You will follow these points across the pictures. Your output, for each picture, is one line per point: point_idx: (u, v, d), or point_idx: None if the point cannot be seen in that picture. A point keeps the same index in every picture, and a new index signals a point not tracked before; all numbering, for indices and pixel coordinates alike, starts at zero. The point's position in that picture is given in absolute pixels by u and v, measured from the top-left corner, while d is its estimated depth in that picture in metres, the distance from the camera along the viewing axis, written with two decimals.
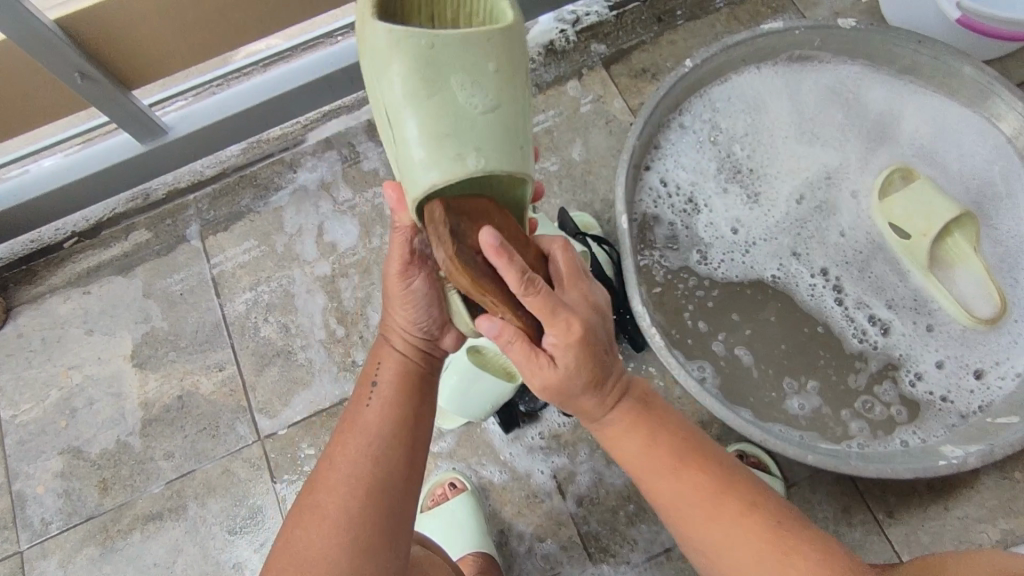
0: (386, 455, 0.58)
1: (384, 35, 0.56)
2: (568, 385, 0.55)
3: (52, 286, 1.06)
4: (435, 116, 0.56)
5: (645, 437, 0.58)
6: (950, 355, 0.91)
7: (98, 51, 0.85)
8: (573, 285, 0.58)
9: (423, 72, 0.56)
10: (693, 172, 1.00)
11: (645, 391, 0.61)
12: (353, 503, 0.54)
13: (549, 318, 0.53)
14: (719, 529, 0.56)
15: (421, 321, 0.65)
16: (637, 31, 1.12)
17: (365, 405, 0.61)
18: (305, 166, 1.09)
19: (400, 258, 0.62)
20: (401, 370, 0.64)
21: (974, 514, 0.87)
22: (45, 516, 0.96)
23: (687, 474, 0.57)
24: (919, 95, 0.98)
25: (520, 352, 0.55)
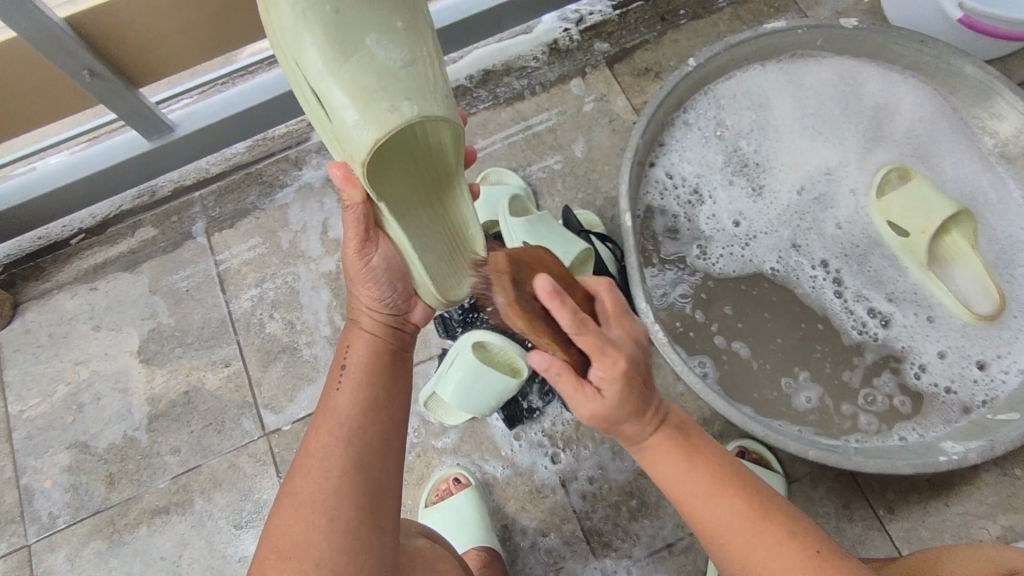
0: (361, 435, 0.57)
1: (288, 12, 0.59)
2: (614, 417, 0.54)
3: (59, 282, 1.07)
4: (351, 72, 0.57)
5: (685, 464, 0.56)
6: (951, 346, 0.91)
7: (106, 49, 0.86)
8: (619, 322, 0.59)
9: (332, 32, 0.58)
10: (698, 165, 1.01)
11: (683, 418, 0.58)
12: (330, 486, 0.53)
13: (596, 354, 0.53)
14: (761, 557, 0.52)
15: (391, 294, 0.64)
16: (640, 30, 1.13)
17: (336, 386, 0.60)
18: (310, 163, 1.10)
19: (355, 236, 0.60)
20: (370, 348, 0.63)
21: (974, 510, 0.88)
22: (53, 510, 0.97)
23: (725, 497, 0.54)
24: (920, 87, 0.98)
25: (568, 384, 0.54)
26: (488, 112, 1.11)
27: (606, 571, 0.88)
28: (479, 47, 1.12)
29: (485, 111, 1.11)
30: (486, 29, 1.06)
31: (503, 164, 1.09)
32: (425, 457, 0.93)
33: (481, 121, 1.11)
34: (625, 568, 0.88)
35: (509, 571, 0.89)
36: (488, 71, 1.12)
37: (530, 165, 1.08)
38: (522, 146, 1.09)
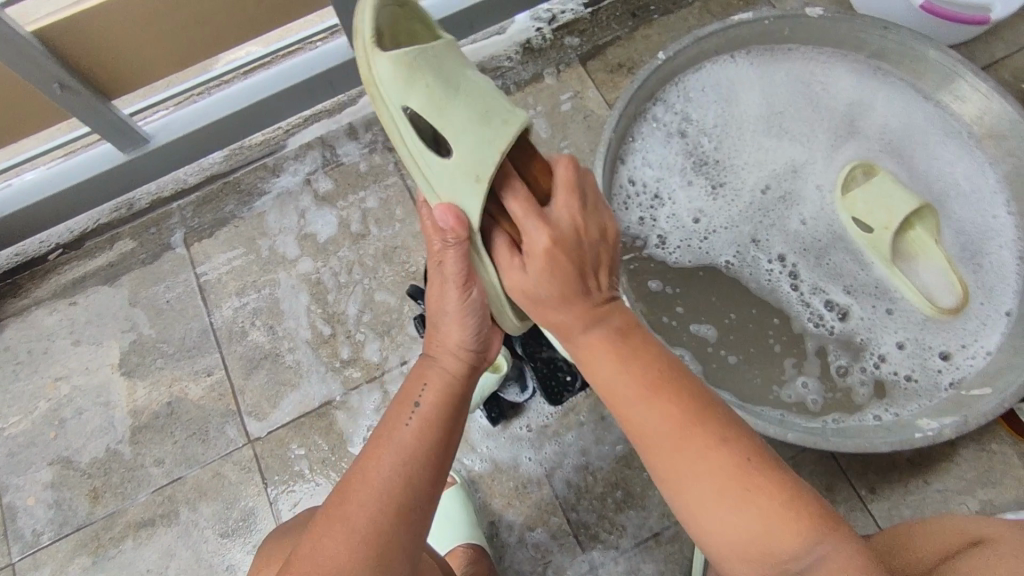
0: (418, 476, 0.55)
1: (389, 66, 0.60)
2: (537, 293, 0.56)
3: (37, 298, 1.06)
4: (460, 109, 0.60)
5: (620, 360, 0.54)
6: (909, 337, 0.93)
7: (77, 63, 0.86)
8: (566, 203, 0.56)
9: (442, 78, 0.61)
10: (659, 170, 1.02)
11: (630, 321, 0.57)
12: (381, 522, 0.52)
13: (523, 228, 0.55)
14: (692, 463, 0.50)
15: (475, 334, 0.62)
16: (612, 27, 1.14)
17: (405, 419, 0.58)
18: (287, 170, 1.09)
19: (459, 273, 0.59)
20: (445, 387, 0.61)
21: (952, 486, 0.89)
22: (36, 527, 0.96)
23: (659, 404, 0.51)
24: (889, 81, 1.00)
25: (503, 256, 0.59)
26: None
27: (594, 563, 0.88)
28: None
29: None
30: (457, 30, 1.07)
31: None
32: None
33: None
34: (613, 559, 0.88)
35: (497, 567, 0.89)
36: None
37: None
38: None
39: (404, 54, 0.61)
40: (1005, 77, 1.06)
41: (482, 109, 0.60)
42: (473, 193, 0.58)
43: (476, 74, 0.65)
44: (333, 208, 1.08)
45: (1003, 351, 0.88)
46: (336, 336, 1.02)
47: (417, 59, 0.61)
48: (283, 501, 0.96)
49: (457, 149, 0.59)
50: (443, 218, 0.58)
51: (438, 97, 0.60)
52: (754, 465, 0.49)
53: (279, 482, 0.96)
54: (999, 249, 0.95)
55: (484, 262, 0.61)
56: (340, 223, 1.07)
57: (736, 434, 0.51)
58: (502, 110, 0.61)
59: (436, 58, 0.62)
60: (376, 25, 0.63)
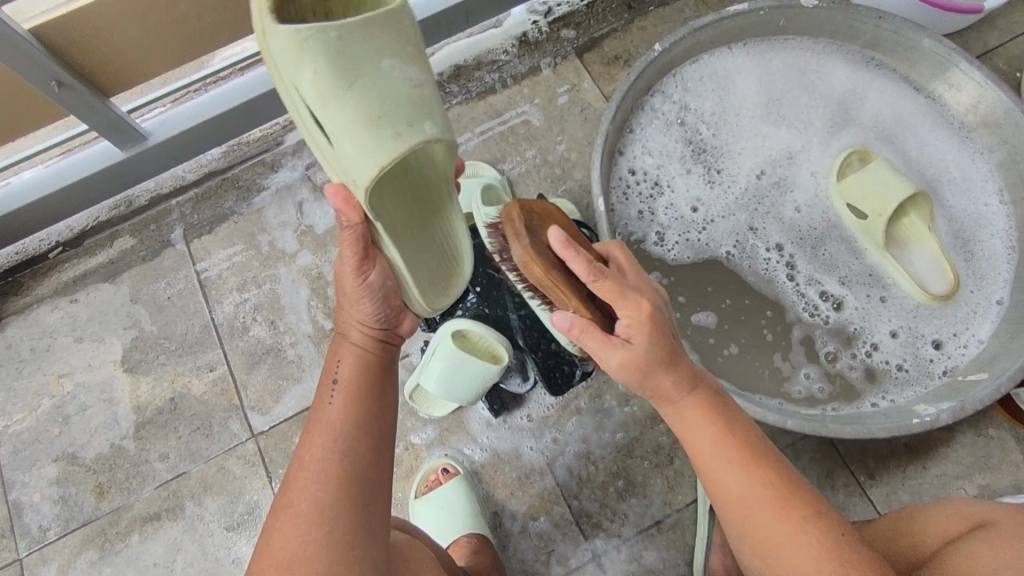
0: (353, 447, 0.58)
1: (284, 39, 0.55)
2: (644, 364, 0.56)
3: (39, 296, 1.06)
4: (357, 105, 0.56)
5: (720, 434, 0.57)
6: (902, 326, 0.94)
7: (76, 60, 0.85)
8: (636, 277, 0.60)
9: (344, 63, 0.56)
10: (657, 156, 1.02)
11: (717, 389, 0.60)
12: (325, 498, 0.55)
13: (619, 300, 0.55)
14: (790, 539, 0.55)
15: (382, 313, 0.65)
16: (608, 20, 1.14)
17: (328, 400, 0.60)
18: (286, 166, 1.10)
19: (355, 256, 0.60)
20: (361, 361, 0.63)
21: (950, 471, 0.91)
22: (43, 523, 0.97)
23: (755, 478, 0.56)
24: (883, 71, 1.01)
25: (596, 339, 0.56)
26: (462, 107, 1.12)
27: (596, 551, 0.89)
28: (449, 42, 1.10)
29: (459, 106, 1.12)
30: (453, 24, 1.07)
31: (479, 157, 1.10)
32: (413, 450, 0.94)
33: (455, 117, 1.11)
34: (615, 547, 0.89)
35: (501, 557, 0.90)
36: (459, 66, 1.11)
37: (505, 158, 1.09)
38: (497, 140, 1.10)
39: (304, 29, 0.55)
40: (999, 65, 1.07)
41: (384, 105, 0.56)
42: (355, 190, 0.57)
43: (405, 51, 0.59)
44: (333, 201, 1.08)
45: (996, 339, 0.90)
46: None
47: (315, 37, 0.55)
48: None
49: (342, 147, 0.56)
50: (331, 198, 0.57)
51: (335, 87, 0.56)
52: (841, 541, 0.54)
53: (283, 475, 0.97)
54: (991, 237, 0.96)
55: (384, 243, 0.62)
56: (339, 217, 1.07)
57: (822, 513, 0.56)
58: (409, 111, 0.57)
59: (350, 38, 0.57)
60: None
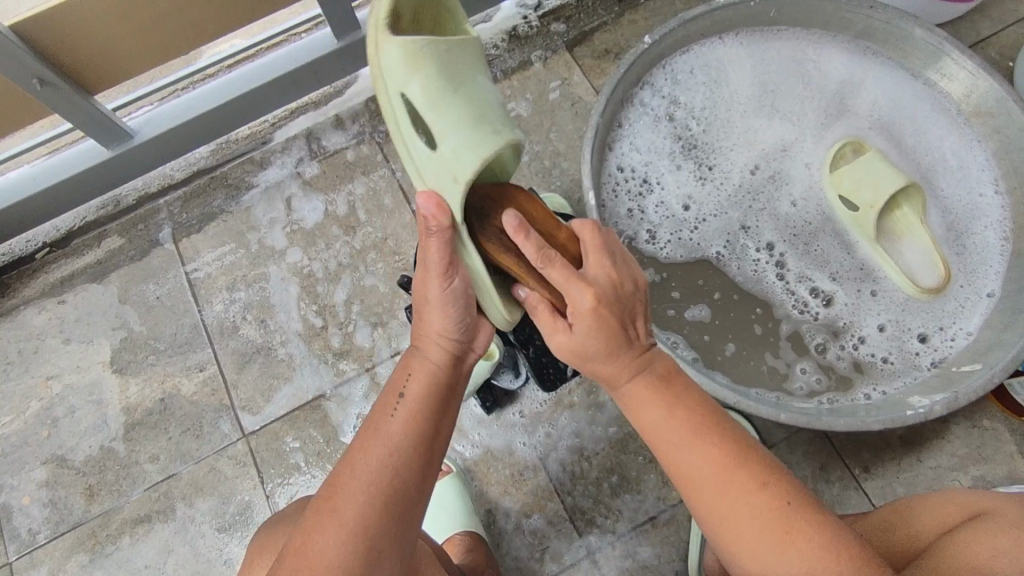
0: (407, 471, 0.55)
1: (399, 48, 0.58)
2: (584, 351, 0.57)
3: (25, 298, 1.05)
4: (456, 108, 0.58)
5: (666, 412, 0.57)
6: (891, 319, 0.94)
7: (58, 58, 0.84)
8: (598, 262, 0.57)
9: (445, 70, 0.59)
10: (647, 154, 1.01)
11: (671, 368, 0.59)
12: (369, 516, 0.53)
13: (564, 289, 0.55)
14: (734, 505, 0.54)
15: (463, 324, 0.61)
16: (599, 13, 1.13)
17: (390, 412, 0.57)
18: (275, 163, 1.09)
19: (439, 261, 0.58)
20: (430, 378, 0.60)
21: (944, 462, 0.90)
22: (32, 526, 0.96)
23: (700, 452, 0.55)
24: (879, 59, 1.00)
25: (544, 317, 0.58)
26: None
27: (591, 548, 0.89)
28: None
29: None
30: None
31: None
32: None
33: None
34: (610, 543, 0.89)
35: (495, 555, 0.89)
36: None
37: None
38: None
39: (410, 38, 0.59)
40: (992, 54, 1.06)
41: (479, 110, 0.59)
42: (451, 190, 0.58)
43: (485, 69, 0.64)
44: (322, 197, 1.07)
45: (986, 330, 0.89)
46: (328, 328, 1.02)
47: (425, 46, 0.59)
48: (280, 494, 0.96)
49: (441, 146, 0.58)
50: (425, 206, 0.57)
51: (434, 88, 0.58)
52: (795, 509, 0.54)
53: (275, 476, 0.97)
54: (984, 231, 0.95)
55: (467, 250, 0.60)
56: (328, 212, 1.06)
57: (774, 480, 0.55)
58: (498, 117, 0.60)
59: (451, 50, 0.60)
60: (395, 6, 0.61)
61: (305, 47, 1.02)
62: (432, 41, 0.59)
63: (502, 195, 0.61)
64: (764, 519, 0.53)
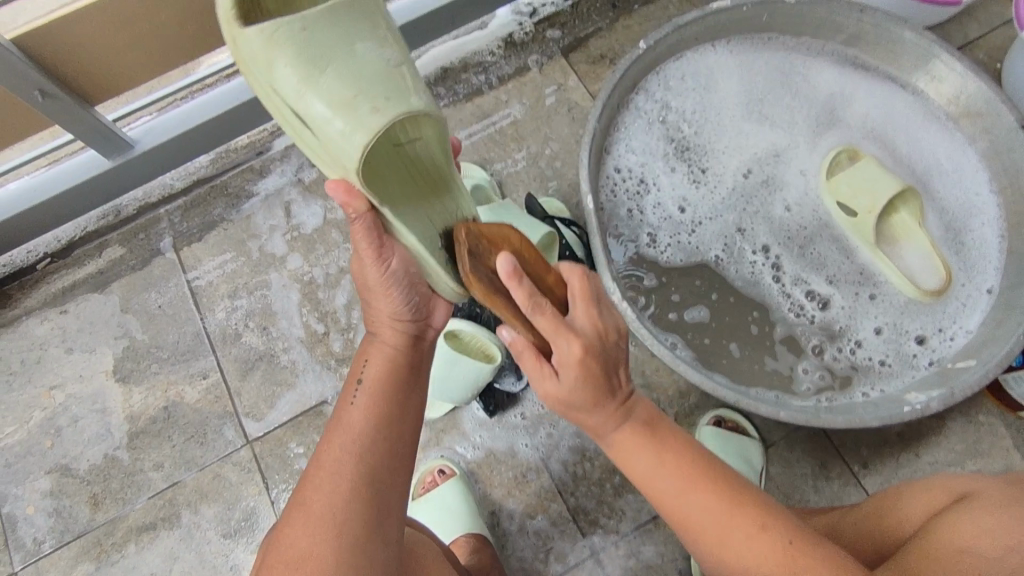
0: (371, 447, 0.57)
1: (257, 40, 0.57)
2: (571, 400, 0.57)
3: (28, 308, 1.05)
4: (332, 86, 0.57)
5: (657, 458, 0.59)
6: (888, 322, 0.95)
7: (58, 70, 0.85)
8: (586, 311, 0.57)
9: (309, 53, 0.57)
10: (643, 155, 1.03)
11: (653, 412, 0.61)
12: (339, 496, 0.53)
13: (554, 339, 0.54)
14: (740, 545, 0.56)
15: (412, 303, 0.64)
16: (593, 19, 1.14)
17: (351, 399, 0.60)
18: (274, 171, 1.09)
19: (370, 246, 0.60)
20: (388, 360, 0.63)
21: (941, 458, 0.92)
22: (37, 536, 0.97)
23: (695, 496, 0.58)
24: (864, 68, 1.02)
25: (529, 362, 0.57)
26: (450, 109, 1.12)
27: (594, 548, 0.90)
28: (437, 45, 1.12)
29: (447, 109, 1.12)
30: (439, 27, 1.07)
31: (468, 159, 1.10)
32: None
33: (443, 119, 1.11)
34: (613, 543, 0.90)
35: (499, 556, 0.90)
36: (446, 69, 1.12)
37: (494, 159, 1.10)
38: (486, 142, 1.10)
39: (271, 25, 0.57)
40: (979, 56, 1.08)
41: (353, 85, 0.57)
42: (347, 175, 0.58)
43: (373, 32, 0.61)
44: (320, 200, 1.08)
45: (983, 328, 0.91)
46: (330, 334, 1.02)
47: (280, 31, 0.57)
48: (284, 499, 0.96)
49: (329, 133, 0.57)
50: (335, 192, 0.57)
51: (305, 74, 0.57)
52: (793, 544, 0.55)
53: (279, 481, 0.97)
54: (981, 226, 0.97)
55: (399, 230, 0.61)
56: (327, 216, 1.07)
57: (773, 520, 0.57)
58: (379, 87, 0.57)
59: (316, 27, 0.58)
60: None
61: None
62: (297, 18, 0.57)
63: (493, 237, 0.61)
64: (773, 563, 0.55)
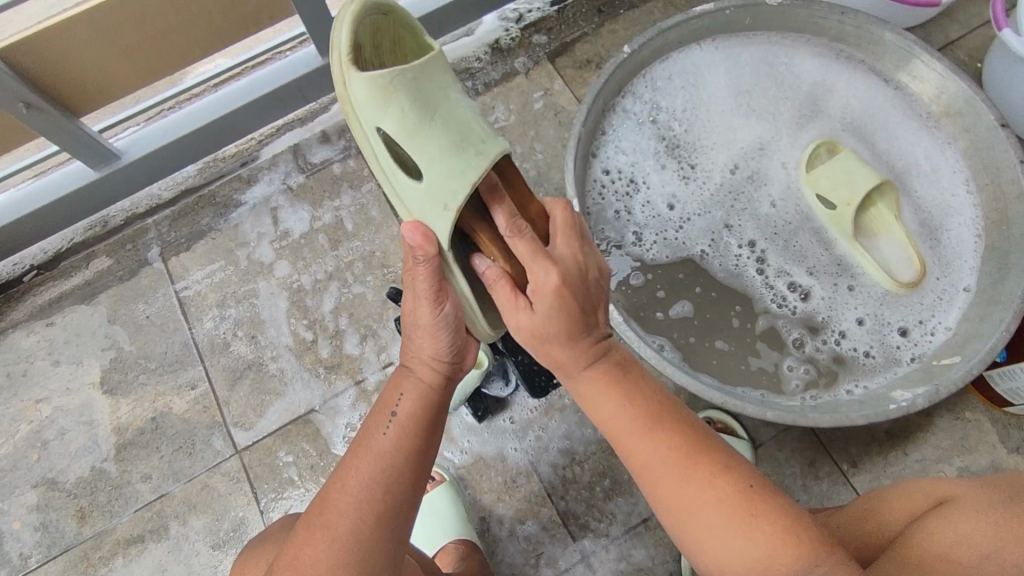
0: (404, 488, 0.55)
1: (364, 84, 0.63)
2: (545, 332, 0.57)
3: (14, 321, 1.05)
4: (427, 133, 0.62)
5: (625, 400, 0.57)
6: (869, 313, 0.96)
7: (41, 81, 0.84)
8: (566, 243, 0.60)
9: (411, 100, 0.63)
10: (632, 155, 1.03)
11: (624, 356, 0.61)
12: (366, 534, 0.53)
13: (530, 266, 0.56)
14: (696, 491, 0.55)
15: (452, 346, 0.61)
16: (579, 24, 1.15)
17: (384, 428, 0.58)
18: (261, 180, 1.09)
19: (429, 289, 0.59)
20: (426, 396, 0.60)
21: (929, 455, 0.92)
22: (24, 550, 0.96)
23: (660, 442, 0.56)
24: (850, 61, 1.03)
25: (503, 293, 0.58)
26: None
27: (585, 552, 0.89)
28: None
29: None
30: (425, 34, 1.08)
31: None
32: None
33: None
34: (604, 547, 0.89)
35: (489, 562, 0.90)
36: None
37: None
38: None
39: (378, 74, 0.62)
40: (960, 56, 1.09)
41: (450, 132, 0.62)
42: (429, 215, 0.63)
43: (461, 92, 0.66)
44: (306, 206, 1.08)
45: (963, 325, 0.91)
46: (319, 342, 1.02)
47: (388, 79, 0.62)
48: (274, 509, 0.96)
49: (420, 174, 0.62)
50: (410, 235, 0.60)
51: (405, 119, 0.62)
52: (753, 489, 0.55)
53: (269, 491, 0.97)
54: (959, 226, 0.97)
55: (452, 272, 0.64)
56: (314, 223, 1.07)
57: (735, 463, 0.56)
58: (478, 133, 0.62)
59: (414, 79, 0.63)
60: (357, 40, 0.66)
61: (290, 64, 1.04)
62: (403, 73, 0.63)
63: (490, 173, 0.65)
64: (730, 504, 0.54)
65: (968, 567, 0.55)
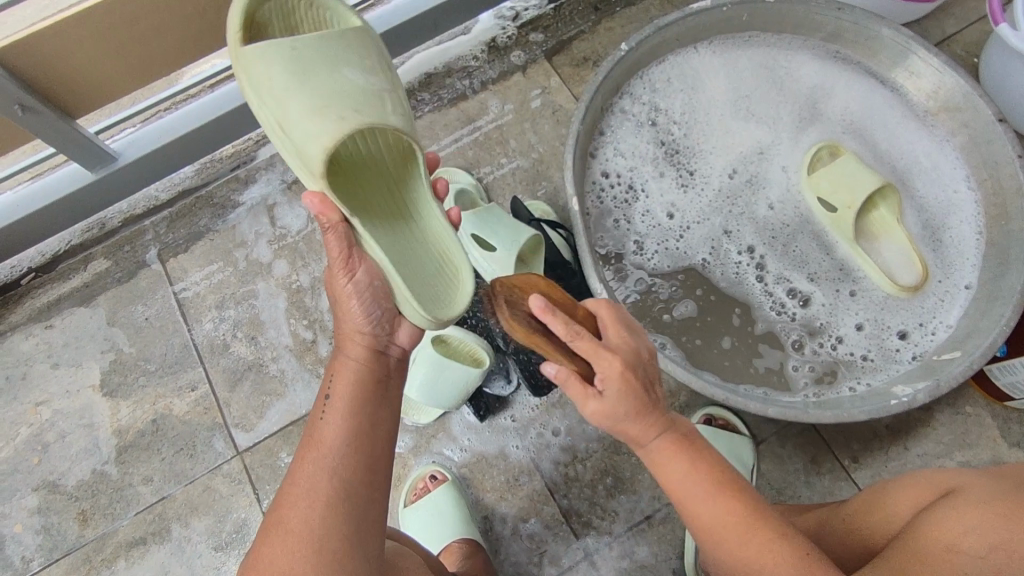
0: (343, 464, 0.58)
1: (259, 56, 0.64)
2: (614, 414, 0.56)
3: (12, 324, 1.04)
4: (323, 102, 0.63)
5: (689, 468, 0.59)
6: (869, 318, 0.96)
7: (34, 82, 0.83)
8: (619, 334, 0.59)
9: (303, 70, 0.64)
10: (631, 159, 1.03)
11: (688, 428, 0.61)
12: (315, 516, 0.55)
13: (595, 359, 0.55)
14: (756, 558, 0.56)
15: (373, 316, 0.64)
16: (576, 22, 1.15)
17: (320, 416, 0.61)
18: (259, 181, 1.09)
19: (341, 257, 0.61)
20: (356, 375, 0.64)
21: (930, 450, 0.92)
22: (25, 554, 0.95)
23: (722, 503, 0.58)
24: (848, 65, 1.03)
25: (574, 389, 0.56)
26: (435, 114, 1.12)
27: (588, 550, 0.90)
28: (421, 50, 1.12)
29: (431, 114, 1.12)
30: (423, 32, 1.07)
31: (454, 164, 1.10)
32: (400, 459, 0.94)
33: (429, 124, 1.12)
34: (606, 544, 0.90)
35: (492, 561, 0.90)
36: (430, 74, 1.12)
37: (480, 163, 1.10)
38: (472, 147, 1.11)
39: (268, 45, 0.64)
40: (957, 51, 1.09)
41: (343, 103, 0.63)
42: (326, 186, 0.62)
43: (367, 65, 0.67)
44: (304, 204, 1.08)
45: (964, 322, 0.91)
46: (319, 342, 1.02)
47: (275, 51, 0.64)
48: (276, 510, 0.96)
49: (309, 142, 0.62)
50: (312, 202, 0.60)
51: (303, 90, 0.63)
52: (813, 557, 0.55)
53: (270, 492, 0.97)
54: (959, 224, 0.97)
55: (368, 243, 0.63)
56: (313, 222, 1.07)
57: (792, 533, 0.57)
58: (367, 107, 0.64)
59: (309, 50, 0.65)
60: (260, 16, 0.67)
61: None
62: (290, 44, 0.65)
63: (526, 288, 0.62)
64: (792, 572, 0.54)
65: (976, 557, 0.55)
